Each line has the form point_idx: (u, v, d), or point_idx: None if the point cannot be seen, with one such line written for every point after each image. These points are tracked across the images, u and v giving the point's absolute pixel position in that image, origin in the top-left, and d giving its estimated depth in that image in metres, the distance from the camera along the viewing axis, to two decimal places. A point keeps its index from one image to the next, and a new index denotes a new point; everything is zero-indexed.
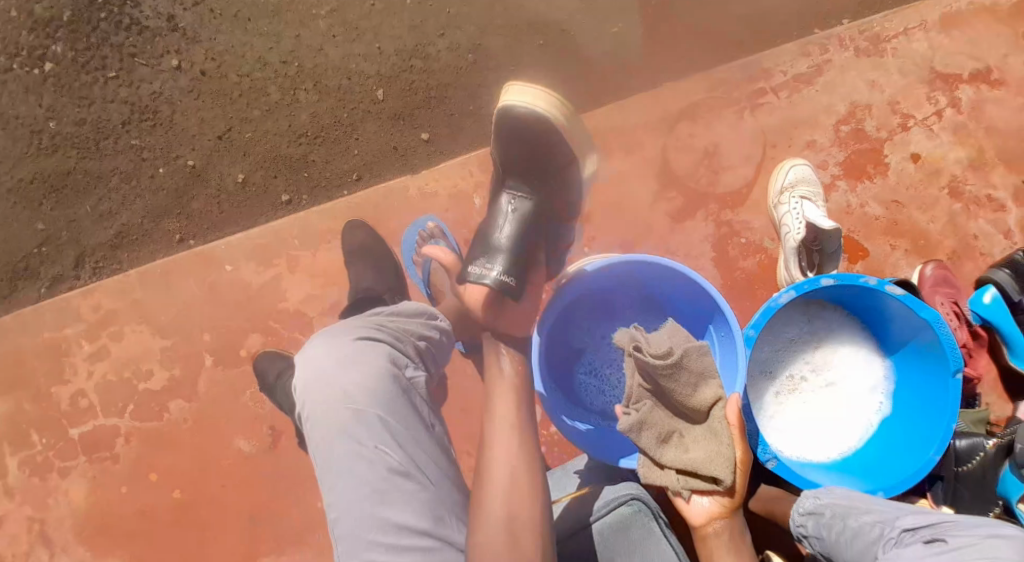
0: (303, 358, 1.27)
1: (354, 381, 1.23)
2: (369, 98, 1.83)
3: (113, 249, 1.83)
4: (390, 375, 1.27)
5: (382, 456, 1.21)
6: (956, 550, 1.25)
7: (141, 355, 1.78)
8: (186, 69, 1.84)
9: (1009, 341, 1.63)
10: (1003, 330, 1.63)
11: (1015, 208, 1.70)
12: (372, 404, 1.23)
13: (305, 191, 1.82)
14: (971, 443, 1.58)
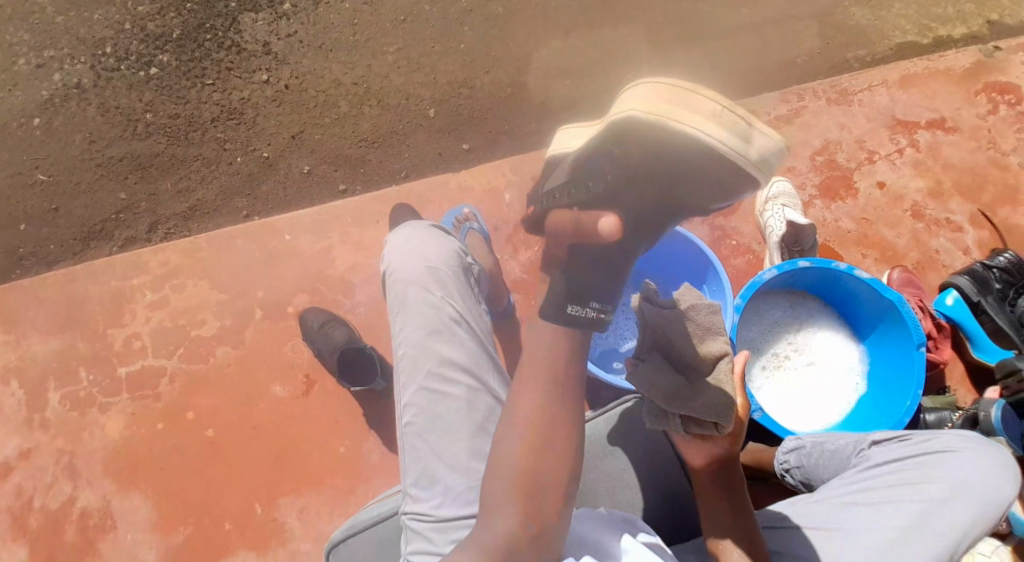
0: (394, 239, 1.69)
1: (430, 252, 1.63)
2: (422, 114, 2.12)
3: (185, 219, 2.08)
4: (457, 258, 1.66)
5: (441, 307, 1.57)
6: (923, 443, 1.48)
7: (196, 305, 1.98)
8: (272, 82, 2.14)
9: (971, 336, 1.86)
10: (965, 327, 1.86)
11: (971, 230, 2.00)
12: (441, 270, 1.62)
13: (360, 182, 2.10)
14: (939, 417, 1.78)
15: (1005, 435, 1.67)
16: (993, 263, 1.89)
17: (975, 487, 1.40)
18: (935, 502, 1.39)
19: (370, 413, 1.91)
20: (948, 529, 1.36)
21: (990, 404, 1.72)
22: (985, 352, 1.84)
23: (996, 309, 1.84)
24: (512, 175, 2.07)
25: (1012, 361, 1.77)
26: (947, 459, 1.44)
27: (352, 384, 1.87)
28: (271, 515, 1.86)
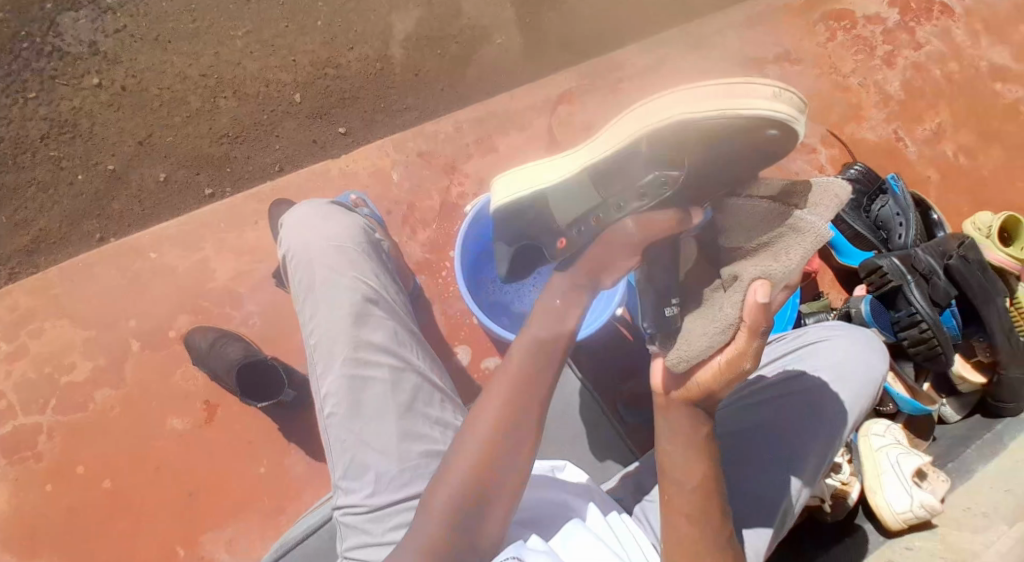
0: (290, 219, 1.61)
1: (334, 231, 1.56)
2: (288, 101, 1.96)
3: (29, 255, 1.84)
4: (361, 234, 1.60)
5: (351, 287, 1.50)
6: (796, 341, 1.52)
7: (63, 348, 1.77)
8: (106, 85, 1.92)
9: (835, 245, 1.94)
10: (829, 237, 1.93)
11: (823, 149, 2.05)
12: (348, 245, 1.55)
13: (228, 184, 1.92)
14: (818, 320, 1.85)
15: (876, 325, 1.82)
16: (846, 176, 1.95)
17: (848, 369, 1.45)
18: (817, 391, 1.43)
19: (286, 425, 1.78)
20: (831, 414, 1.41)
21: (859, 300, 1.85)
22: (848, 257, 1.93)
23: (852, 218, 1.91)
24: (396, 154, 1.95)
25: (873, 260, 1.81)
26: (820, 349, 1.48)
27: (255, 400, 1.72)
28: (196, 555, 1.70)
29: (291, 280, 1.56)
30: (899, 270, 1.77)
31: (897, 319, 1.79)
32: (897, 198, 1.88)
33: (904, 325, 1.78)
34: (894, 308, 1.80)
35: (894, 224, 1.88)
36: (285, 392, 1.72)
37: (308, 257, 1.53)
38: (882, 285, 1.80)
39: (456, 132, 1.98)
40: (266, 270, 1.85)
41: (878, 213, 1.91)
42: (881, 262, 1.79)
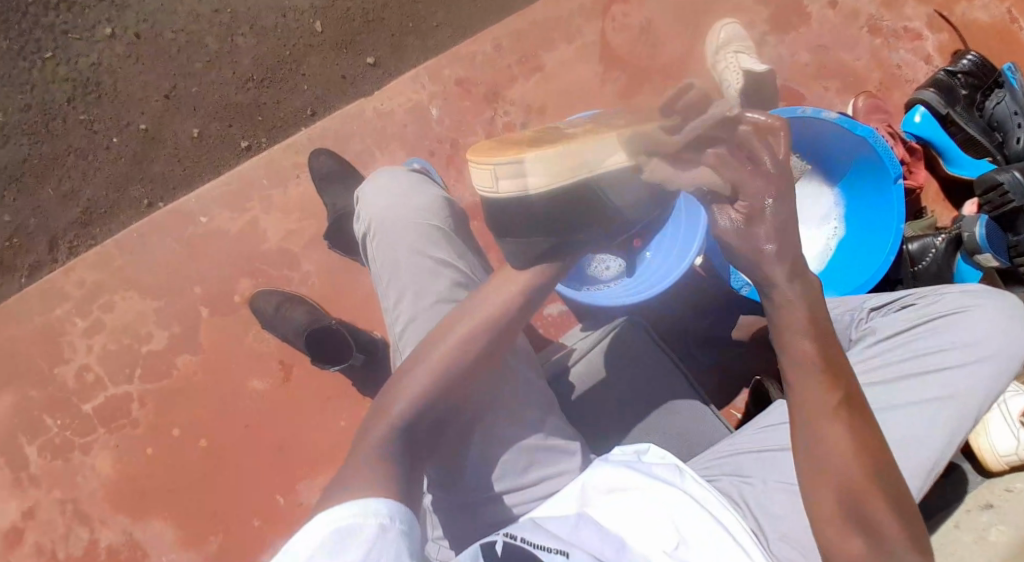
0: (365, 192, 1.50)
1: (411, 205, 1.46)
2: (308, 31, 1.87)
3: (84, 226, 1.85)
4: (445, 207, 1.50)
5: (440, 266, 1.41)
6: (930, 308, 1.39)
7: (136, 320, 1.83)
8: (120, 35, 1.85)
9: (944, 152, 1.75)
10: (937, 144, 1.75)
11: (930, 35, 1.83)
12: (435, 223, 1.45)
13: (263, 134, 1.88)
14: (922, 245, 1.71)
15: (991, 250, 1.64)
16: (957, 67, 1.75)
17: (995, 347, 1.33)
18: (958, 372, 1.32)
19: (359, 379, 1.85)
20: (972, 399, 1.31)
21: (973, 221, 1.66)
22: (959, 166, 1.75)
23: (966, 119, 1.73)
24: (432, 86, 1.83)
25: (991, 176, 1.67)
26: (961, 321, 1.35)
27: (330, 364, 1.76)
28: (294, 501, 1.83)
29: (370, 262, 1.45)
30: (1022, 189, 1.62)
31: (1015, 242, 1.66)
32: (1016, 95, 1.73)
33: (1023, 250, 1.65)
34: (1011, 231, 1.66)
35: (1012, 126, 1.73)
36: (353, 355, 1.76)
37: (388, 236, 1.43)
38: (1002, 205, 1.66)
39: (495, 52, 1.83)
40: (315, 229, 1.85)
41: (993, 111, 1.75)
42: (1001, 178, 1.65)
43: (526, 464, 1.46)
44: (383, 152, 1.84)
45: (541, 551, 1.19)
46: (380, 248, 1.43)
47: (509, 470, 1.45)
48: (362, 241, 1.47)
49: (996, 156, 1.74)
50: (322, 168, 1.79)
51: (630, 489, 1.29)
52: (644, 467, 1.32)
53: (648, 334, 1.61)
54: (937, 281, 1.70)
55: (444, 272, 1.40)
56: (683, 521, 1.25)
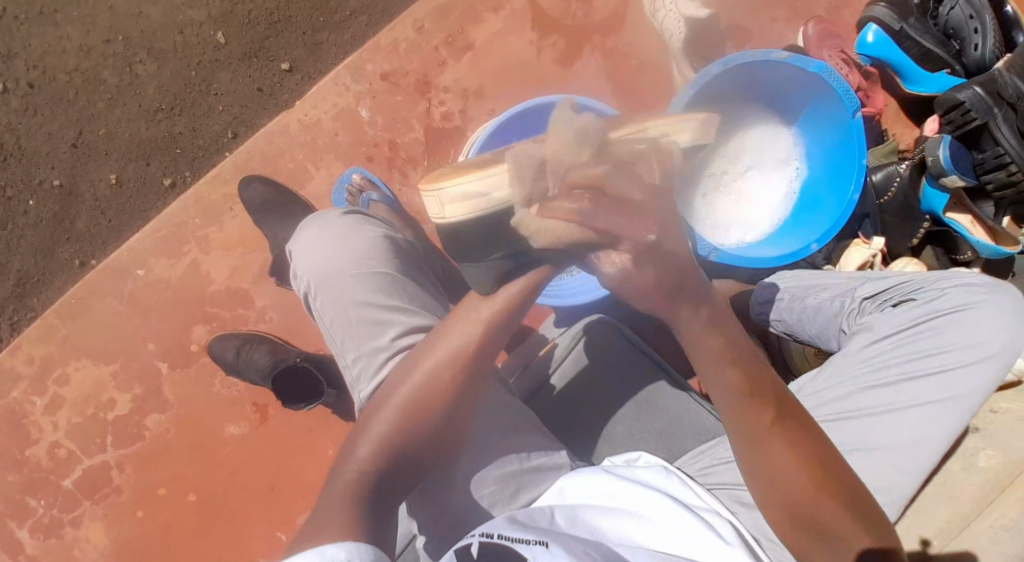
0: (300, 245, 1.42)
1: (354, 254, 1.37)
2: (211, 44, 1.68)
3: (21, 298, 1.74)
4: (390, 243, 1.42)
5: (392, 313, 1.33)
6: (931, 305, 1.37)
7: (96, 387, 1.73)
8: (10, 87, 1.68)
9: (900, 70, 1.59)
10: (892, 63, 1.58)
11: None
12: (380, 263, 1.37)
13: (185, 167, 1.71)
14: (887, 174, 1.59)
15: (957, 171, 1.48)
16: None
17: (998, 346, 1.31)
18: (960, 374, 1.30)
19: (337, 407, 1.77)
20: (973, 402, 1.29)
21: (936, 143, 1.50)
22: (918, 83, 1.58)
23: (920, 32, 1.54)
24: (357, 85, 1.65)
25: (951, 95, 1.51)
26: (963, 320, 1.34)
27: (304, 402, 1.65)
28: (298, 535, 1.74)
29: (318, 321, 1.37)
30: (983, 104, 1.46)
31: (981, 161, 1.51)
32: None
33: (990, 168, 1.50)
34: (977, 148, 1.52)
35: (968, 31, 1.53)
36: (324, 389, 1.65)
37: (333, 292, 1.35)
38: (964, 123, 1.51)
39: (418, 37, 1.65)
40: (263, 260, 1.72)
41: (947, 18, 1.56)
42: (961, 96, 1.48)
43: (514, 488, 1.28)
44: (318, 167, 1.68)
45: (519, 546, 1.08)
46: (324, 302, 1.35)
47: (498, 499, 1.27)
48: (306, 299, 1.39)
49: (955, 67, 1.55)
50: (254, 198, 1.64)
51: (607, 498, 1.23)
52: (622, 473, 1.27)
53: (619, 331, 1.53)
54: (906, 209, 1.58)
55: (395, 325, 1.32)
56: (679, 534, 1.17)
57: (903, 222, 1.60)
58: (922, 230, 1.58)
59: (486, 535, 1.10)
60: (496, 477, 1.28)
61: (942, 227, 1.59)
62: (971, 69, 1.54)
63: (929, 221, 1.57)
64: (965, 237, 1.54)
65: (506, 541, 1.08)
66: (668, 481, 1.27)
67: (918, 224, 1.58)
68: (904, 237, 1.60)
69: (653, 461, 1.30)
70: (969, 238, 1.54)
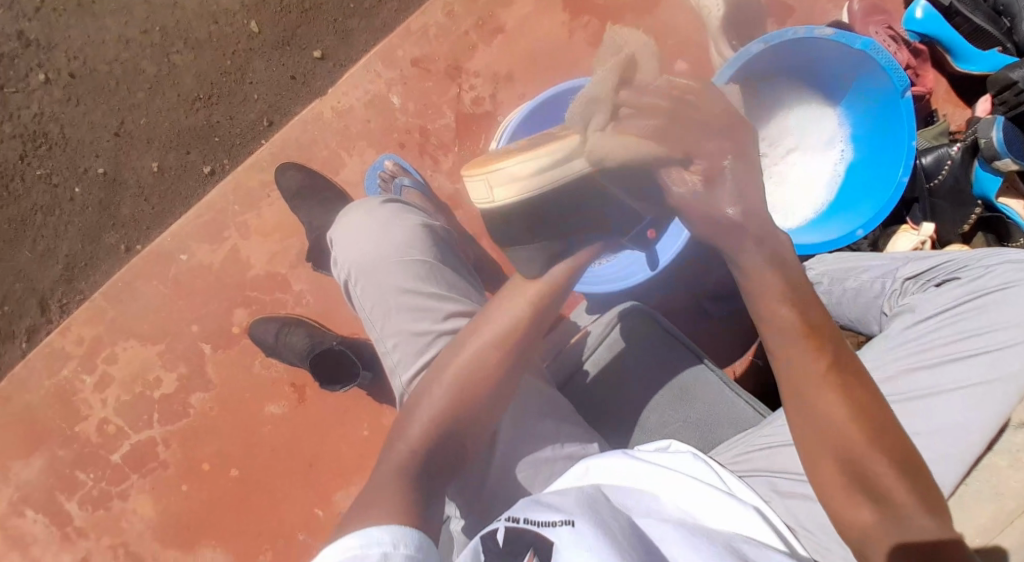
0: (342, 231, 1.47)
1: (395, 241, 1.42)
2: (245, 34, 1.70)
3: (70, 282, 1.80)
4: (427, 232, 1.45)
5: (428, 302, 1.38)
6: (975, 283, 1.36)
7: (143, 367, 1.80)
8: (54, 79, 1.73)
9: (950, 48, 1.51)
10: (943, 40, 1.52)
11: None
12: (416, 251, 1.41)
13: (223, 154, 1.75)
14: (937, 157, 1.54)
15: (1012, 155, 1.45)
16: None
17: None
18: (1006, 352, 1.30)
19: (373, 388, 1.81)
20: (1020, 382, 1.28)
21: (988, 125, 1.48)
22: (968, 62, 1.51)
23: (972, 6, 1.47)
24: (388, 72, 1.66)
25: (1004, 74, 1.47)
26: (1008, 298, 1.33)
27: (339, 384, 1.70)
28: (334, 512, 1.79)
29: (357, 306, 1.42)
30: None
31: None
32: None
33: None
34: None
35: (1020, 8, 1.46)
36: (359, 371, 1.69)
37: (372, 277, 1.40)
38: (1018, 105, 1.47)
39: (449, 22, 1.65)
40: (299, 246, 1.75)
41: None
42: (1015, 76, 1.45)
43: (546, 474, 1.33)
44: (351, 154, 1.70)
45: (545, 529, 1.08)
46: (362, 288, 1.41)
47: (529, 485, 1.32)
48: (349, 284, 1.45)
49: (1007, 46, 1.48)
50: (289, 185, 1.67)
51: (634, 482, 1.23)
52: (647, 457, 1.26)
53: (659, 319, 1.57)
54: (957, 194, 1.55)
55: (429, 314, 1.37)
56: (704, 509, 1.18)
57: (954, 207, 1.55)
58: (973, 216, 1.55)
59: (514, 519, 1.11)
60: (529, 462, 1.33)
61: (995, 213, 1.55)
62: None
63: (982, 206, 1.55)
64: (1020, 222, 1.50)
65: (531, 524, 1.08)
66: (695, 467, 1.26)
67: (969, 210, 1.55)
68: (956, 223, 1.55)
69: (682, 448, 1.30)
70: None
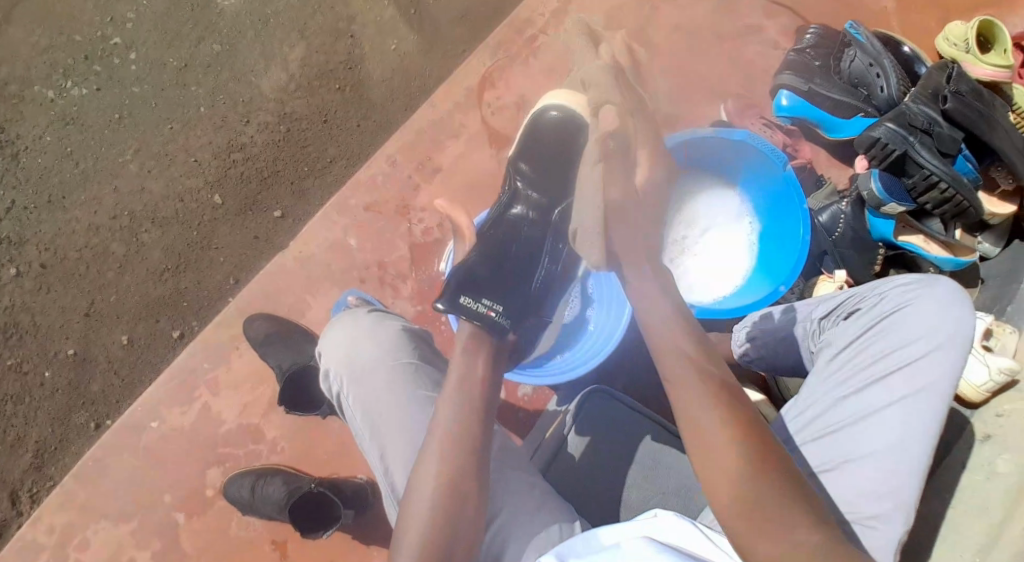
0: (329, 344, 1.48)
1: (382, 347, 1.43)
2: (209, 206, 1.87)
3: (39, 470, 1.78)
4: (407, 335, 1.48)
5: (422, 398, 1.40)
6: (874, 309, 1.41)
7: (115, 549, 1.72)
8: (25, 271, 1.84)
9: (821, 123, 1.79)
10: (811, 118, 1.79)
11: (771, 23, 1.90)
12: (406, 353, 1.44)
13: (193, 319, 1.84)
14: (831, 214, 1.73)
15: (894, 199, 1.66)
16: (802, 44, 1.81)
17: (947, 331, 1.33)
18: (917, 365, 1.33)
19: (357, 529, 1.74)
20: (942, 390, 1.30)
21: (867, 178, 1.68)
22: (838, 130, 1.78)
23: (829, 86, 1.74)
24: (343, 219, 1.82)
25: (867, 135, 1.69)
26: (906, 317, 1.37)
27: (322, 530, 1.62)
28: None
29: (351, 416, 1.42)
30: (899, 135, 1.65)
31: (912, 185, 1.69)
32: (864, 48, 1.74)
33: (922, 190, 1.68)
34: (904, 175, 1.70)
35: (872, 77, 1.74)
36: (342, 511, 1.62)
37: (364, 386, 1.40)
38: (886, 156, 1.69)
39: (392, 169, 1.84)
40: (269, 393, 1.78)
41: (851, 71, 1.77)
42: (876, 133, 1.67)
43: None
44: (315, 296, 1.81)
45: None
46: (353, 400, 1.41)
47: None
48: (334, 398, 1.45)
49: (868, 110, 1.74)
50: (259, 333, 1.74)
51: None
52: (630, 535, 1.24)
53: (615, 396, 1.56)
54: (859, 240, 1.71)
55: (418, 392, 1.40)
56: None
57: (859, 253, 1.71)
58: (880, 258, 1.72)
59: None
60: None
61: (897, 250, 1.75)
62: (884, 107, 1.74)
63: (884, 247, 1.73)
64: (923, 254, 1.71)
65: None
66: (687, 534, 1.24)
67: (874, 253, 1.72)
68: (866, 266, 1.72)
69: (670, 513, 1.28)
70: (927, 255, 1.71)
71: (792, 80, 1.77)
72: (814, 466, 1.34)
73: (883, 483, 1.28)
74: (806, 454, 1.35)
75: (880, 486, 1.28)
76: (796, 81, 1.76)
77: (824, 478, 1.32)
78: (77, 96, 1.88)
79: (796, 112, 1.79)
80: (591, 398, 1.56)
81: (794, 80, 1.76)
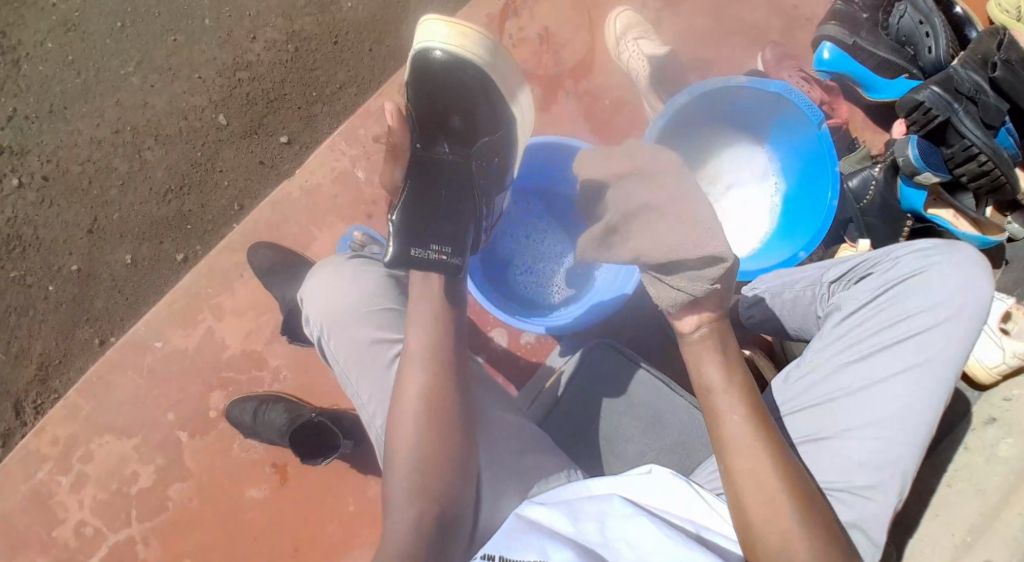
0: (310, 289, 1.44)
1: (364, 295, 1.40)
2: (214, 126, 1.81)
3: (44, 382, 1.81)
4: (390, 282, 1.45)
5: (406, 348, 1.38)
6: (887, 274, 1.37)
7: (119, 462, 1.76)
8: (28, 182, 1.81)
9: (860, 80, 1.70)
10: (853, 74, 1.70)
11: None
12: (389, 302, 1.42)
13: (196, 242, 1.82)
14: (862, 179, 1.66)
15: (929, 168, 1.57)
16: None
17: (959, 303, 1.30)
18: (927, 335, 1.30)
19: (355, 458, 1.77)
20: (948, 362, 1.28)
21: (903, 144, 1.58)
22: (878, 91, 1.70)
23: (874, 43, 1.65)
24: (352, 149, 1.77)
25: (910, 97, 1.59)
26: (919, 285, 1.33)
27: (321, 457, 1.64)
28: None
29: (332, 364, 1.40)
30: (944, 101, 1.56)
31: (951, 155, 1.60)
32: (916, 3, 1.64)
33: (961, 160, 1.60)
34: (944, 144, 1.61)
35: (920, 36, 1.64)
36: (340, 441, 1.64)
37: (344, 335, 1.38)
38: (927, 122, 1.59)
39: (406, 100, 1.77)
40: (273, 322, 1.78)
41: (899, 27, 1.67)
42: (921, 96, 1.57)
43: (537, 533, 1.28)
44: (320, 228, 1.78)
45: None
46: (333, 348, 1.39)
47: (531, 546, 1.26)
48: (316, 346, 1.43)
49: (913, 71, 1.66)
50: (263, 262, 1.72)
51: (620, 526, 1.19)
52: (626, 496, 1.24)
53: (621, 353, 1.53)
54: (887, 208, 1.64)
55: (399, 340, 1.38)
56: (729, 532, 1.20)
57: (885, 223, 1.65)
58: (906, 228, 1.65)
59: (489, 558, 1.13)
60: None
61: (925, 223, 1.68)
62: (929, 70, 1.65)
63: (912, 219, 1.65)
64: (950, 230, 1.64)
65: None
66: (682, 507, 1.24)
67: (901, 224, 1.65)
68: (889, 237, 1.66)
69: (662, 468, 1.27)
70: (955, 231, 1.64)
71: (836, 31, 1.67)
72: (809, 432, 1.31)
73: (880, 452, 1.26)
74: (802, 419, 1.33)
75: (874, 456, 1.26)
76: (842, 32, 1.66)
77: (817, 444, 1.30)
78: (79, 2, 1.80)
79: (837, 66, 1.69)
80: (593, 351, 1.54)
81: (839, 32, 1.66)
